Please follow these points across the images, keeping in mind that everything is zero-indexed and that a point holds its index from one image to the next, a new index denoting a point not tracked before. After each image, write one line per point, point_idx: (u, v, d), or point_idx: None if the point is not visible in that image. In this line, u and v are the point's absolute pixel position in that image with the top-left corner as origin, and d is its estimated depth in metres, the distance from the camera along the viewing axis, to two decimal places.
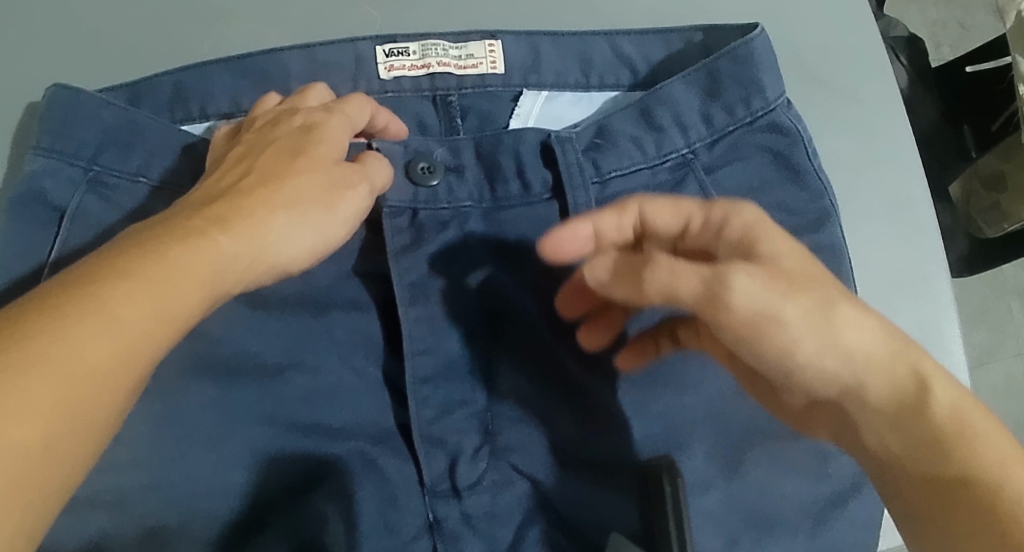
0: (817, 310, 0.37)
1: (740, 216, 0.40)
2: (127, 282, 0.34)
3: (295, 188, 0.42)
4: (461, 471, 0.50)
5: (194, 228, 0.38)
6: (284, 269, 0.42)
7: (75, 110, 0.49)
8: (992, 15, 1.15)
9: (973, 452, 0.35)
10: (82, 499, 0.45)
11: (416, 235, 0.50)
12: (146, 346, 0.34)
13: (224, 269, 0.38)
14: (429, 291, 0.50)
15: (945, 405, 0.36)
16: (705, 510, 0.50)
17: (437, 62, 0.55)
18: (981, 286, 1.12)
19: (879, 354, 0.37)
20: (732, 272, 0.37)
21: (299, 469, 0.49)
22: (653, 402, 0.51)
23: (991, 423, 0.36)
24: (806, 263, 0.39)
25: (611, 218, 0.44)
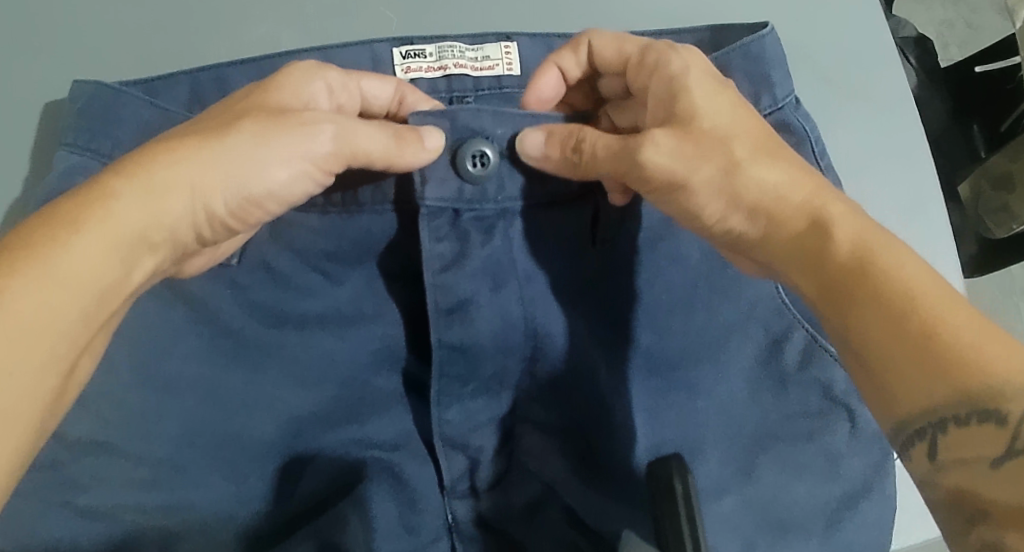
0: (731, 170, 0.43)
1: (694, 61, 0.46)
2: (21, 261, 0.36)
3: (215, 123, 0.43)
4: (479, 476, 0.53)
5: (96, 185, 0.39)
6: (217, 207, 0.42)
7: (115, 110, 0.49)
8: (999, 16, 1.16)
9: (878, 281, 0.37)
10: (102, 509, 0.44)
11: (457, 248, 0.46)
12: (54, 316, 0.36)
13: (134, 219, 0.39)
14: (468, 314, 0.47)
15: (843, 238, 0.40)
16: (722, 516, 0.50)
17: (454, 63, 0.54)
18: (990, 285, 1.12)
19: (789, 210, 0.42)
20: (642, 147, 0.43)
21: (327, 478, 0.51)
22: (666, 408, 0.52)
23: (906, 251, 0.39)
24: (719, 125, 0.44)
25: (569, 58, 0.51)
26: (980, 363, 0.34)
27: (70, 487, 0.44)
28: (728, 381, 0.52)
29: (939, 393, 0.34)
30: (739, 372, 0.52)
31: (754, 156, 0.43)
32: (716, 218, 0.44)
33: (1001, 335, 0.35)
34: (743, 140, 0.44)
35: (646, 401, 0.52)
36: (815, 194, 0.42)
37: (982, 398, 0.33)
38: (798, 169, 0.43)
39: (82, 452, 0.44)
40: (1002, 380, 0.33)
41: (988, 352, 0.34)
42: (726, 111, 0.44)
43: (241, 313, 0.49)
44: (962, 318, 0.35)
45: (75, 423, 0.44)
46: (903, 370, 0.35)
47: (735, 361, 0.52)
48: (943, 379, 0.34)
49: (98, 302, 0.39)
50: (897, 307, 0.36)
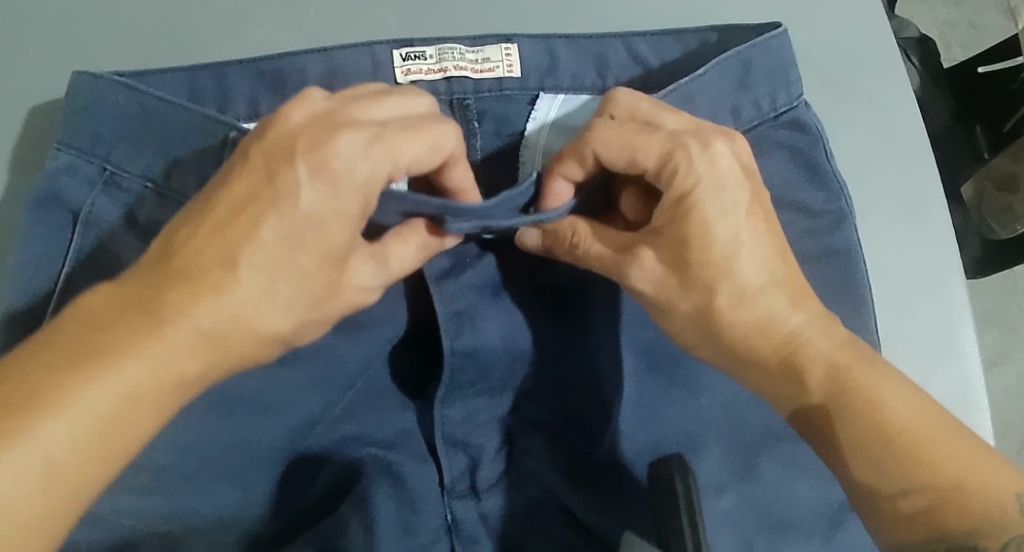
0: (709, 310, 0.45)
1: (704, 182, 0.44)
2: (56, 401, 0.36)
3: (269, 240, 0.40)
4: (481, 475, 0.54)
5: (140, 316, 0.39)
6: (271, 328, 0.41)
7: (98, 104, 0.49)
8: (1002, 16, 1.15)
9: (854, 424, 0.43)
10: (101, 514, 0.45)
11: (457, 260, 0.51)
12: (86, 451, 0.37)
13: (179, 356, 0.39)
14: (475, 320, 0.50)
15: (819, 380, 0.45)
16: (720, 512, 0.50)
17: (454, 66, 0.54)
18: (993, 286, 1.12)
19: (767, 349, 0.46)
20: (629, 269, 0.45)
21: (329, 482, 0.52)
22: (667, 405, 0.51)
23: (887, 382, 0.44)
24: (718, 252, 0.44)
25: (575, 168, 0.46)
26: (960, 500, 0.41)
27: None
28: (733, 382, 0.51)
29: (918, 522, 0.41)
30: None
31: (739, 295, 0.45)
32: (695, 343, 0.47)
33: (977, 460, 0.42)
34: (747, 268, 0.45)
35: (650, 400, 0.51)
36: (804, 326, 0.45)
37: (965, 533, 0.41)
38: (795, 289, 0.46)
39: None
40: (987, 512, 0.41)
41: (968, 487, 0.41)
42: (731, 234, 0.44)
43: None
44: (943, 456, 0.42)
45: None
46: (895, 508, 0.42)
47: None
48: (930, 518, 0.41)
49: (141, 434, 0.39)
50: (887, 454, 0.42)
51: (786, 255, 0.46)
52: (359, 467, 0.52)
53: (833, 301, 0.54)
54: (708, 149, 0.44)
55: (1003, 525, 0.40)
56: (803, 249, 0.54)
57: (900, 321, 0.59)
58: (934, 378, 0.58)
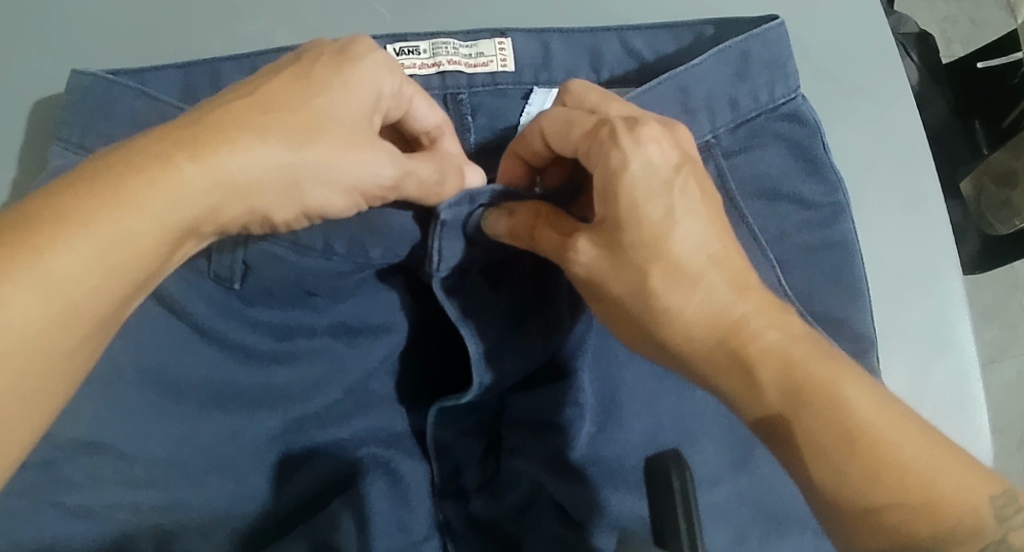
0: (652, 295, 0.42)
1: (638, 159, 0.42)
2: (71, 230, 0.35)
3: (294, 119, 0.41)
4: (466, 475, 0.54)
5: (157, 157, 0.38)
6: (267, 207, 0.42)
7: (97, 101, 0.49)
8: (1003, 11, 1.15)
9: (817, 426, 0.39)
10: (97, 508, 0.45)
11: (470, 299, 0.48)
12: (95, 297, 0.36)
13: (190, 206, 0.38)
14: (499, 354, 0.49)
15: (773, 380, 0.40)
16: (714, 505, 0.49)
17: (448, 60, 0.54)
18: (992, 283, 1.11)
19: (716, 337, 0.41)
20: (570, 259, 0.44)
21: (321, 478, 0.51)
22: (660, 398, 0.51)
23: (851, 386, 0.39)
24: (654, 236, 0.42)
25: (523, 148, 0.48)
26: (927, 504, 0.37)
27: (62, 485, 0.44)
28: None
29: (891, 532, 0.37)
30: None
31: (676, 275, 0.42)
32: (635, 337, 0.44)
33: (944, 462, 0.38)
34: (683, 251, 0.42)
35: (644, 393, 0.52)
36: (752, 315, 0.41)
37: (929, 540, 0.37)
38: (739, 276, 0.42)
39: (80, 452, 0.45)
40: (955, 520, 0.37)
41: (939, 492, 0.37)
42: (664, 217, 0.42)
43: (246, 332, 0.49)
44: (909, 455, 0.38)
45: (66, 422, 0.44)
46: (873, 516, 0.37)
47: None
48: (893, 530, 0.37)
49: (141, 282, 0.38)
50: (843, 451, 0.38)
51: (731, 236, 0.43)
52: (351, 462, 0.52)
53: (829, 295, 0.54)
54: (635, 132, 0.42)
55: (978, 529, 0.37)
56: (801, 241, 0.55)
57: (895, 315, 0.59)
58: (930, 372, 0.58)
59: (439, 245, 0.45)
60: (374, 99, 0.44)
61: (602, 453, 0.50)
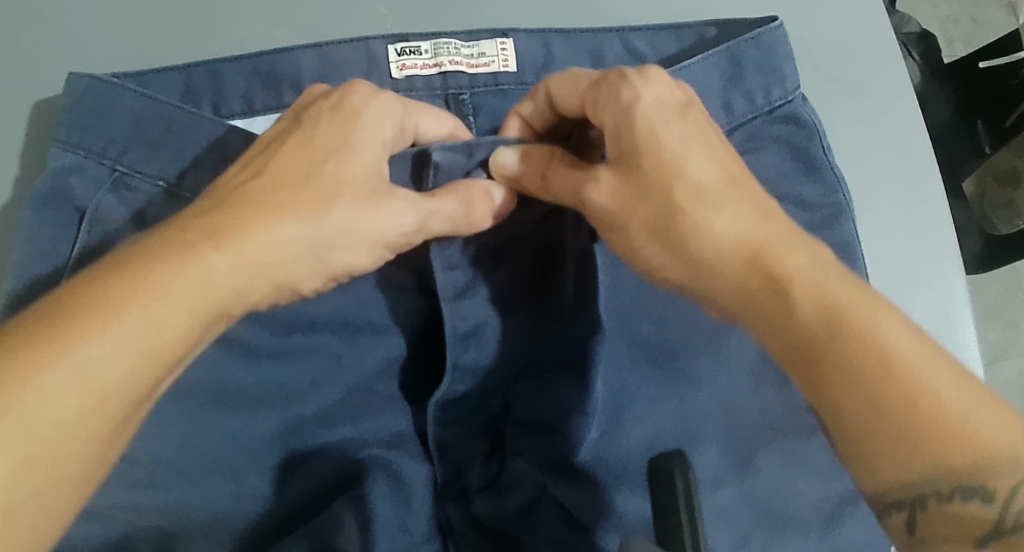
0: (671, 214, 0.42)
1: (647, 90, 0.44)
2: (103, 319, 0.35)
3: (310, 192, 0.41)
4: (470, 476, 0.54)
5: (187, 247, 0.38)
6: (293, 283, 0.42)
7: (97, 102, 0.48)
8: (1004, 10, 1.15)
9: (849, 347, 0.35)
10: (98, 509, 0.45)
11: (470, 276, 0.50)
12: (132, 385, 0.36)
13: (222, 291, 0.38)
14: (480, 337, 0.51)
15: (807, 300, 0.37)
16: (718, 508, 0.49)
17: (449, 61, 0.54)
18: (995, 282, 1.11)
19: (737, 261, 0.40)
20: (587, 188, 0.44)
21: (323, 479, 0.51)
22: (663, 400, 0.51)
23: (885, 312, 0.36)
24: (669, 158, 0.42)
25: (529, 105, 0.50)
26: (968, 436, 0.34)
27: None
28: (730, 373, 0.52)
29: (920, 468, 0.34)
30: (740, 365, 0.52)
31: (698, 198, 0.41)
32: (658, 266, 0.43)
33: (981, 398, 0.34)
34: (698, 176, 0.42)
35: (647, 393, 0.52)
36: (771, 238, 0.40)
37: (965, 474, 0.34)
38: (751, 206, 0.41)
39: None
40: (993, 451, 0.34)
41: (972, 423, 0.34)
42: (677, 142, 0.43)
43: (248, 330, 0.49)
44: (944, 388, 0.34)
45: None
46: (912, 450, 0.34)
47: (737, 352, 0.52)
48: (928, 461, 0.34)
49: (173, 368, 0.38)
50: (874, 377, 0.35)
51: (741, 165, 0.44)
52: (352, 464, 0.52)
53: None
54: (643, 75, 0.45)
55: (1013, 465, 0.34)
56: None
57: None
58: None
59: (432, 180, 0.46)
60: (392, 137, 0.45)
61: (607, 453, 0.50)
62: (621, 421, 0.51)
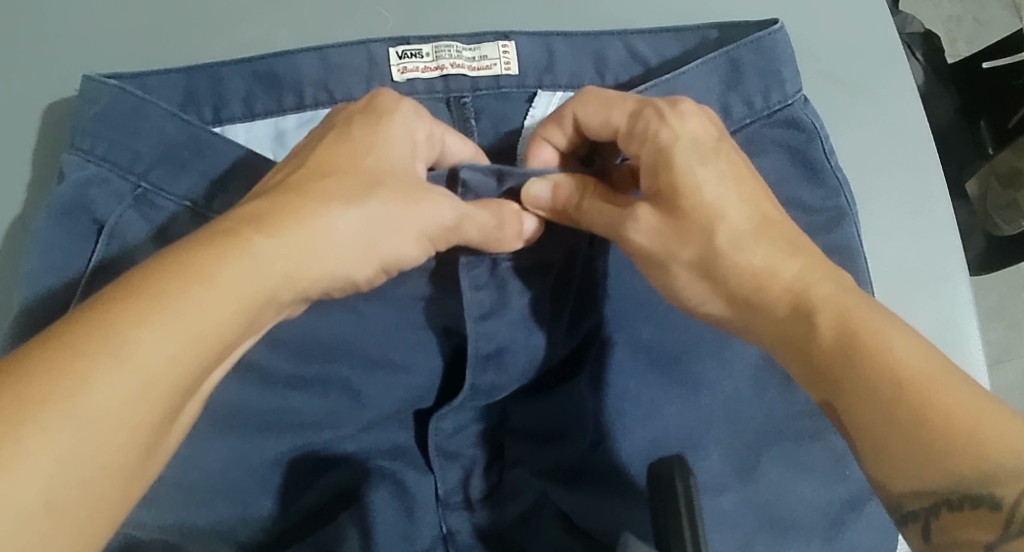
0: (711, 256, 0.43)
1: (685, 126, 0.45)
2: (148, 304, 0.33)
3: (351, 181, 0.41)
4: (473, 484, 0.54)
5: (230, 234, 0.37)
6: (338, 274, 0.41)
7: (106, 110, 0.48)
8: (1006, 9, 1.14)
9: (859, 364, 0.36)
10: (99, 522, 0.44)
11: (496, 297, 0.48)
12: (176, 372, 0.34)
13: (266, 276, 0.37)
14: (503, 357, 0.49)
15: (828, 323, 0.39)
16: (721, 512, 0.49)
17: (450, 64, 0.54)
18: (998, 282, 1.11)
19: (778, 300, 0.41)
20: (627, 225, 0.45)
21: (326, 489, 0.52)
22: (666, 405, 0.51)
23: (898, 335, 0.37)
24: (708, 201, 0.43)
25: (556, 132, 0.49)
26: (979, 443, 0.33)
27: None
28: (733, 376, 0.51)
29: (930, 477, 0.33)
30: (745, 367, 0.51)
31: (738, 239, 0.43)
32: (699, 301, 0.45)
33: (998, 412, 0.33)
34: (735, 222, 0.43)
35: (649, 396, 0.51)
36: (802, 274, 0.41)
37: (974, 483, 0.32)
38: (783, 248, 0.43)
39: None
40: (996, 463, 0.32)
41: (981, 433, 0.33)
42: (712, 183, 0.44)
43: (261, 351, 0.48)
44: (957, 400, 0.34)
45: None
46: (914, 463, 0.34)
47: (741, 358, 0.51)
48: (936, 469, 0.33)
49: (218, 359, 0.36)
50: (891, 393, 0.35)
51: (773, 202, 0.45)
52: (359, 476, 0.52)
53: None
54: (678, 109, 0.45)
55: None
56: None
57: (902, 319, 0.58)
58: None
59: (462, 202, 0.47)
60: (418, 143, 0.45)
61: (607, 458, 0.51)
62: (623, 425, 0.51)
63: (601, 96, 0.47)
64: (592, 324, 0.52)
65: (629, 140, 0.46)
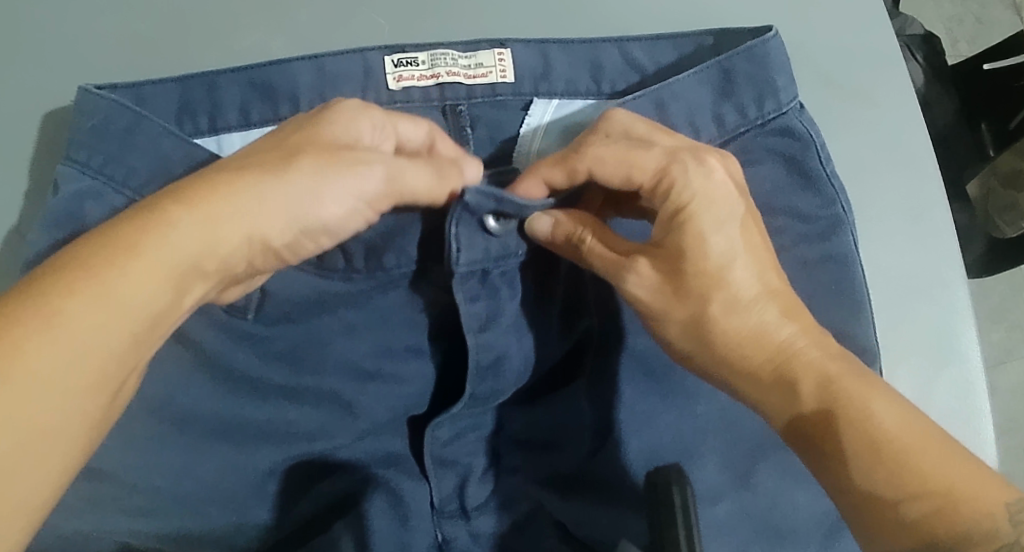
0: (705, 317, 0.46)
1: (707, 189, 0.45)
2: (75, 279, 0.36)
3: (274, 154, 0.41)
4: (470, 493, 0.53)
5: (154, 210, 0.38)
6: (264, 243, 0.41)
7: (104, 123, 0.48)
8: (1008, 9, 1.14)
9: (843, 432, 0.41)
10: (91, 533, 0.44)
11: (491, 306, 0.46)
12: (100, 343, 0.35)
13: (186, 244, 0.38)
14: (500, 367, 0.48)
15: (811, 389, 0.43)
16: (716, 521, 0.49)
17: (446, 72, 0.54)
18: (1000, 284, 1.10)
19: (762, 361, 0.45)
20: (625, 276, 0.46)
21: (322, 497, 0.52)
22: (662, 414, 0.51)
23: (879, 400, 0.42)
24: (713, 265, 0.45)
25: (558, 173, 0.47)
26: (948, 508, 0.38)
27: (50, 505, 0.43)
28: None
29: (911, 539, 0.38)
30: None
31: (733, 306, 0.45)
32: (689, 354, 0.47)
33: (968, 472, 0.39)
34: (740, 287, 0.45)
35: (646, 405, 0.51)
36: (794, 338, 0.45)
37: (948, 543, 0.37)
38: (780, 308, 0.46)
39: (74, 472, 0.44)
40: (969, 525, 0.37)
41: (955, 496, 0.38)
42: (721, 247, 0.45)
43: (256, 362, 0.48)
44: (929, 467, 0.39)
45: None
46: (888, 522, 0.39)
47: None
48: (921, 529, 0.38)
49: (150, 329, 0.38)
50: (868, 456, 0.40)
51: (778, 268, 0.47)
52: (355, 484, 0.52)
53: (828, 307, 0.54)
54: (702, 166, 0.45)
55: (994, 534, 0.37)
56: (800, 255, 0.54)
57: (898, 326, 0.58)
58: (934, 382, 0.57)
59: (454, 232, 0.43)
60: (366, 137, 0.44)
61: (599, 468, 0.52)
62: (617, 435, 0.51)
63: (625, 146, 0.45)
64: (584, 329, 0.53)
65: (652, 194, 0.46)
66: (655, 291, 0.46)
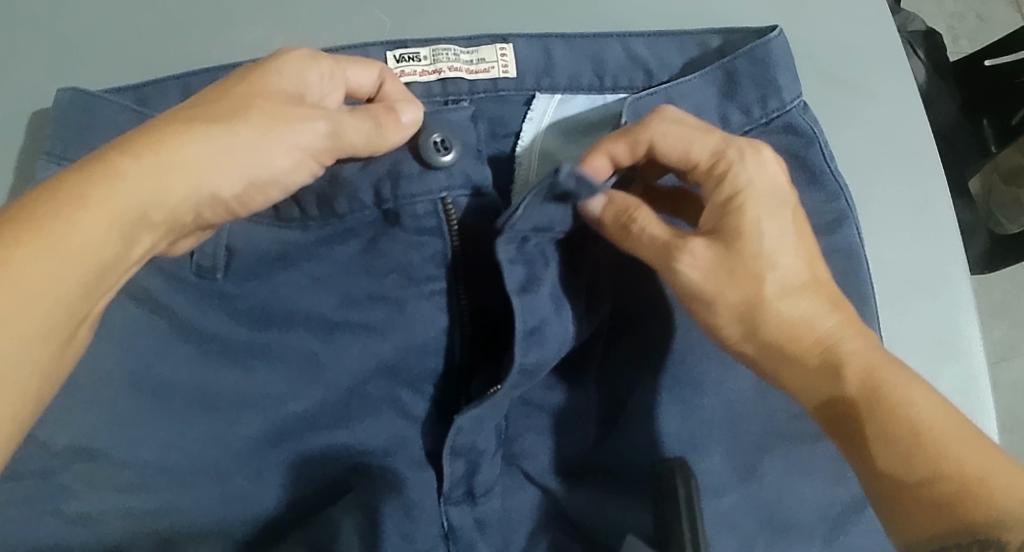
0: (758, 301, 0.45)
1: (764, 180, 0.46)
2: (25, 226, 0.35)
3: (219, 108, 0.42)
4: (478, 480, 0.52)
5: (98, 159, 0.38)
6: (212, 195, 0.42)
7: (68, 110, 0.49)
8: (1009, 7, 1.14)
9: (885, 418, 0.42)
10: (93, 514, 0.45)
11: (528, 270, 0.45)
12: (53, 287, 0.36)
13: (136, 195, 0.38)
14: (542, 336, 0.46)
15: (855, 378, 0.44)
16: (721, 513, 0.49)
17: (448, 67, 0.53)
18: (1001, 281, 1.10)
19: (807, 349, 0.45)
20: (679, 258, 0.45)
21: (320, 488, 0.52)
22: (668, 406, 0.51)
23: (918, 391, 0.43)
24: (766, 250, 0.45)
25: (625, 151, 0.46)
26: (981, 494, 0.39)
27: (61, 493, 0.44)
28: (737, 379, 0.51)
29: (947, 523, 0.39)
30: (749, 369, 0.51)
31: (785, 290, 0.46)
32: (735, 339, 0.47)
33: (1005, 466, 0.40)
34: (788, 275, 0.46)
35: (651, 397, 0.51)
36: (837, 329, 0.45)
37: (981, 528, 0.38)
38: (824, 299, 0.46)
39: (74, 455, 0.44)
40: (1001, 510, 0.39)
41: (989, 484, 0.40)
42: (773, 239, 0.45)
43: None
44: (966, 455, 0.40)
45: (55, 428, 0.44)
46: (920, 504, 0.41)
47: None
48: (955, 513, 0.39)
49: (98, 275, 0.38)
50: (907, 441, 0.41)
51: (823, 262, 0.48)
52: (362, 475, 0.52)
53: None
54: (757, 158, 0.46)
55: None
56: None
57: (902, 320, 0.58)
58: (938, 377, 0.57)
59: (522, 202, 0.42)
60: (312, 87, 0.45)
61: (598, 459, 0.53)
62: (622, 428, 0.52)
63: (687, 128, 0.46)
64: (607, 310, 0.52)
65: (710, 180, 0.46)
66: (706, 271, 0.45)
